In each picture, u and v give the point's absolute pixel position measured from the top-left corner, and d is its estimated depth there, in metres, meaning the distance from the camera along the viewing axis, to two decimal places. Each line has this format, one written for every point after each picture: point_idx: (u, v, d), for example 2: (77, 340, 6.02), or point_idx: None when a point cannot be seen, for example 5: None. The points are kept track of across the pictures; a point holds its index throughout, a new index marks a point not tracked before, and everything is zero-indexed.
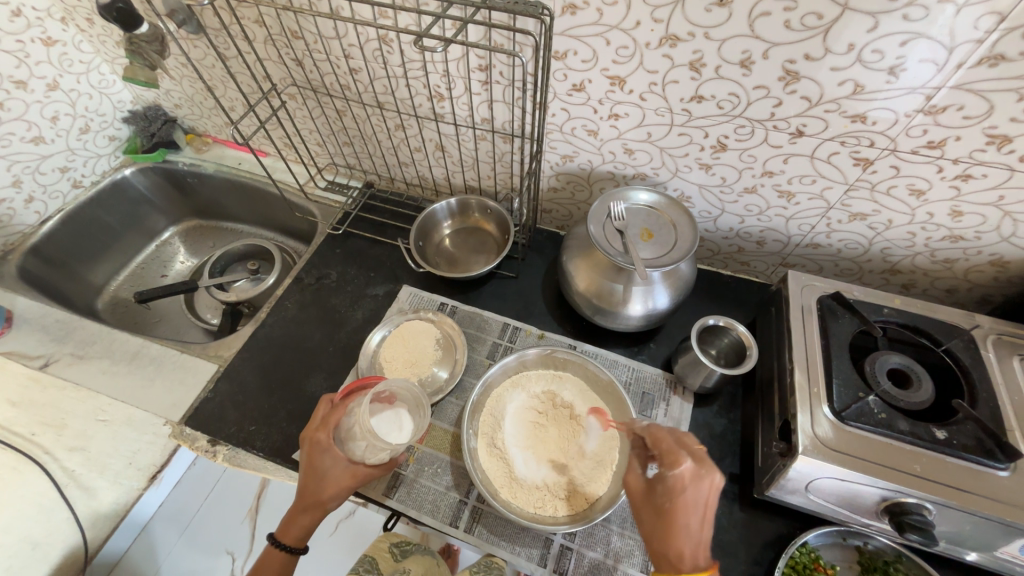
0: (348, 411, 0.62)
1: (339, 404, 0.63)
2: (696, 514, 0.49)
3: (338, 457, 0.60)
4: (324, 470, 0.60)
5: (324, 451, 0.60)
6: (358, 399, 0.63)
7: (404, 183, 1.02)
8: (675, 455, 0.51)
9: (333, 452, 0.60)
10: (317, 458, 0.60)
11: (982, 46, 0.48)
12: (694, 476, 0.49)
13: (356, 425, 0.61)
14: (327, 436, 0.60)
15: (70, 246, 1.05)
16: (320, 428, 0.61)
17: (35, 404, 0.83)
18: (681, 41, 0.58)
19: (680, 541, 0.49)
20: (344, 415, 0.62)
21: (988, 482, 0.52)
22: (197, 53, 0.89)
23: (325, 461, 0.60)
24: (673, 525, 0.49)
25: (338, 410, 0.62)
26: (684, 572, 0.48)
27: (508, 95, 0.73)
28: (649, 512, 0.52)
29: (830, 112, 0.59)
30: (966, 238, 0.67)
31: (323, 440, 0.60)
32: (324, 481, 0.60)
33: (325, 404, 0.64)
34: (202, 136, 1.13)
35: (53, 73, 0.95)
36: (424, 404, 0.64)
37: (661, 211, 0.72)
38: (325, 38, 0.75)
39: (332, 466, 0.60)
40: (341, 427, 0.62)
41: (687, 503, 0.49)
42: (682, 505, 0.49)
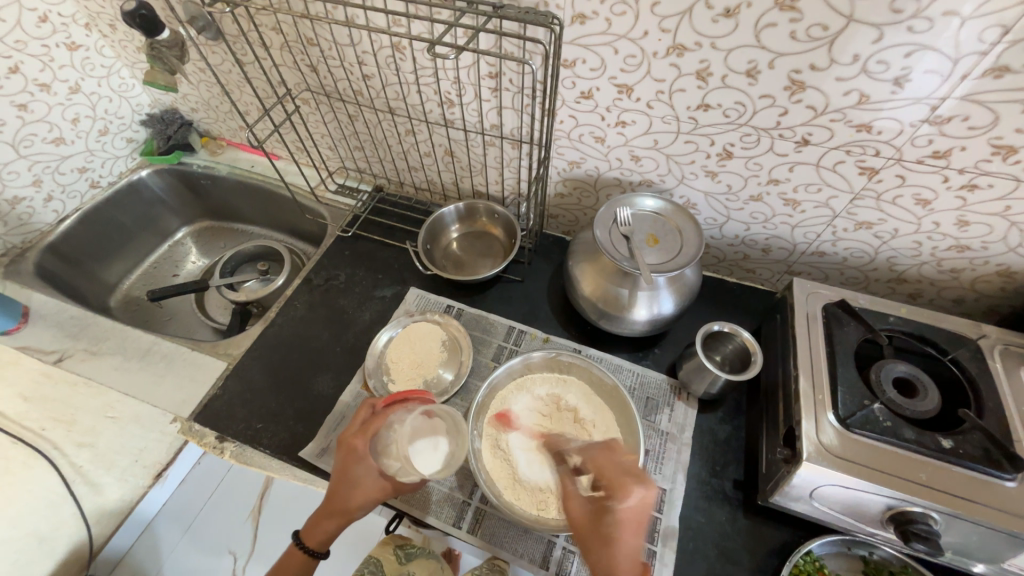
0: (387, 422, 0.63)
1: (380, 413, 0.64)
2: (635, 532, 0.50)
3: (370, 468, 0.61)
4: (356, 478, 0.61)
5: (359, 459, 0.61)
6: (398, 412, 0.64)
7: (413, 187, 1.04)
8: (624, 481, 0.52)
9: (368, 461, 0.61)
10: (351, 465, 0.61)
11: (986, 57, 0.49)
12: (639, 498, 0.50)
13: (393, 441, 0.60)
14: (365, 445, 0.62)
15: (86, 244, 1.07)
16: (359, 435, 0.63)
17: (47, 399, 0.84)
18: (688, 51, 0.59)
19: (623, 562, 0.49)
20: (383, 425, 0.63)
21: (996, 492, 0.52)
22: (216, 58, 0.92)
23: (359, 470, 0.61)
24: (618, 544, 0.50)
25: (379, 419, 0.63)
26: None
27: (517, 102, 0.74)
28: (594, 539, 0.52)
29: (835, 122, 0.60)
30: (972, 248, 0.67)
31: (360, 448, 0.61)
32: (354, 489, 0.61)
33: (365, 410, 0.66)
34: (217, 139, 1.16)
35: (76, 76, 0.98)
36: (463, 430, 0.62)
37: (666, 218, 0.73)
38: (339, 45, 0.77)
39: (363, 476, 0.61)
40: (378, 437, 0.62)
41: (629, 522, 0.50)
42: (626, 526, 0.50)
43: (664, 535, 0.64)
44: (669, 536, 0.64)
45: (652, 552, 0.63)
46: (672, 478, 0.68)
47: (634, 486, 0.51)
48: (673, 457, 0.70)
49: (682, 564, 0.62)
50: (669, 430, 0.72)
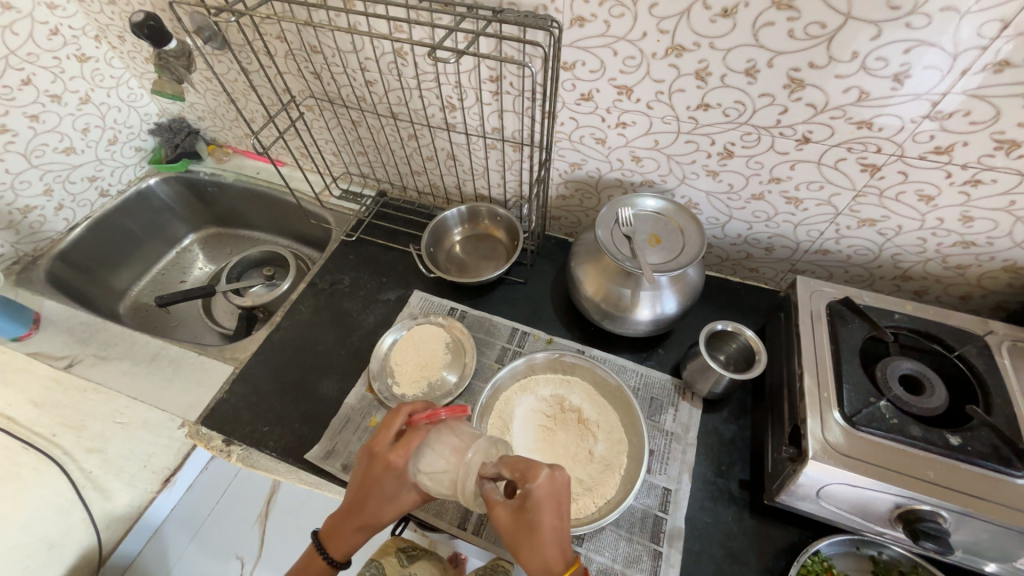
0: (431, 443, 0.58)
1: (421, 431, 0.57)
2: (557, 514, 0.49)
3: (407, 484, 0.57)
4: (391, 494, 0.57)
5: (398, 477, 0.56)
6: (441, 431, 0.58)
7: (416, 191, 1.04)
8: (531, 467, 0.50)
9: (406, 478, 0.57)
10: (388, 482, 0.56)
11: (986, 52, 0.49)
12: (551, 476, 0.50)
13: (441, 467, 0.56)
14: (405, 465, 0.55)
15: (95, 252, 1.09)
16: (396, 452, 0.56)
17: (57, 404, 0.85)
18: (686, 51, 0.59)
19: (551, 549, 0.47)
20: (423, 443, 0.58)
21: (1006, 490, 0.51)
22: (222, 67, 0.94)
23: (395, 487, 0.57)
24: (543, 529, 0.48)
25: (420, 438, 0.57)
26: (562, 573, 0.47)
27: (517, 105, 0.75)
28: (519, 534, 0.49)
29: (835, 119, 0.60)
30: (978, 243, 0.66)
31: (400, 467, 0.56)
32: (391, 504, 0.57)
33: (399, 421, 0.58)
34: (223, 147, 1.18)
35: (86, 87, 1.00)
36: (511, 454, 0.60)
37: (668, 217, 0.73)
38: (342, 52, 0.78)
39: (399, 491, 0.57)
40: (419, 455, 0.57)
41: (547, 504, 0.49)
42: (547, 510, 0.49)
43: (671, 536, 0.64)
44: (675, 536, 0.63)
45: (658, 553, 0.63)
46: (678, 478, 0.68)
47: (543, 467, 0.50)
48: (678, 457, 0.70)
49: (689, 565, 0.62)
50: (674, 431, 0.72)
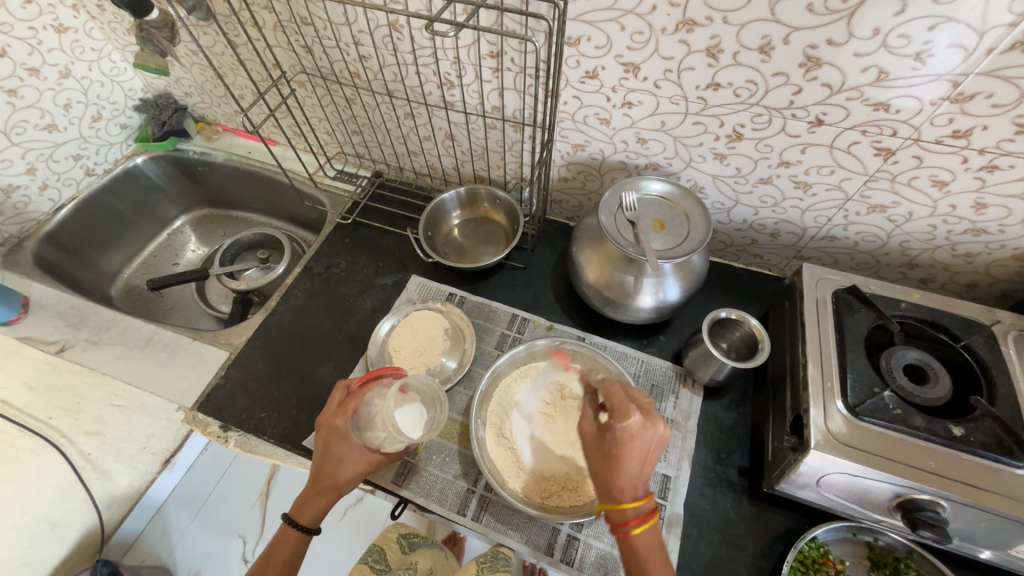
0: (365, 399, 0.63)
1: (356, 392, 0.63)
2: (640, 458, 0.49)
3: (355, 444, 0.61)
4: (341, 456, 0.61)
5: (342, 437, 0.61)
6: (375, 389, 0.64)
7: (413, 172, 1.01)
8: (625, 407, 0.50)
9: (351, 438, 0.61)
10: (334, 443, 0.61)
11: (1014, 29, 0.46)
12: (641, 426, 0.49)
13: (376, 416, 0.61)
14: (346, 423, 0.61)
15: (84, 233, 1.06)
16: (338, 415, 0.62)
17: (51, 388, 0.84)
18: (698, 26, 0.56)
19: (623, 480, 0.49)
20: (361, 403, 0.63)
21: (1007, 480, 0.51)
22: (208, 40, 0.89)
23: (342, 447, 0.61)
24: (619, 465, 0.49)
25: (356, 397, 0.63)
26: (626, 504, 0.48)
27: (519, 82, 0.72)
28: (595, 456, 0.52)
29: (851, 100, 0.57)
30: (989, 231, 0.65)
31: (342, 427, 0.61)
32: (341, 466, 0.61)
33: (340, 391, 0.65)
34: (213, 124, 1.14)
35: (65, 60, 0.95)
36: (442, 397, 0.65)
37: (673, 202, 0.71)
38: (334, 24, 0.74)
39: (348, 450, 0.61)
40: (359, 415, 0.63)
41: (632, 447, 0.49)
42: (629, 451, 0.49)
43: (670, 522, 0.64)
44: (673, 522, 0.64)
45: None
46: (677, 465, 0.68)
47: (636, 412, 0.50)
48: (678, 445, 0.70)
49: (687, 550, 0.63)
50: (674, 418, 0.72)
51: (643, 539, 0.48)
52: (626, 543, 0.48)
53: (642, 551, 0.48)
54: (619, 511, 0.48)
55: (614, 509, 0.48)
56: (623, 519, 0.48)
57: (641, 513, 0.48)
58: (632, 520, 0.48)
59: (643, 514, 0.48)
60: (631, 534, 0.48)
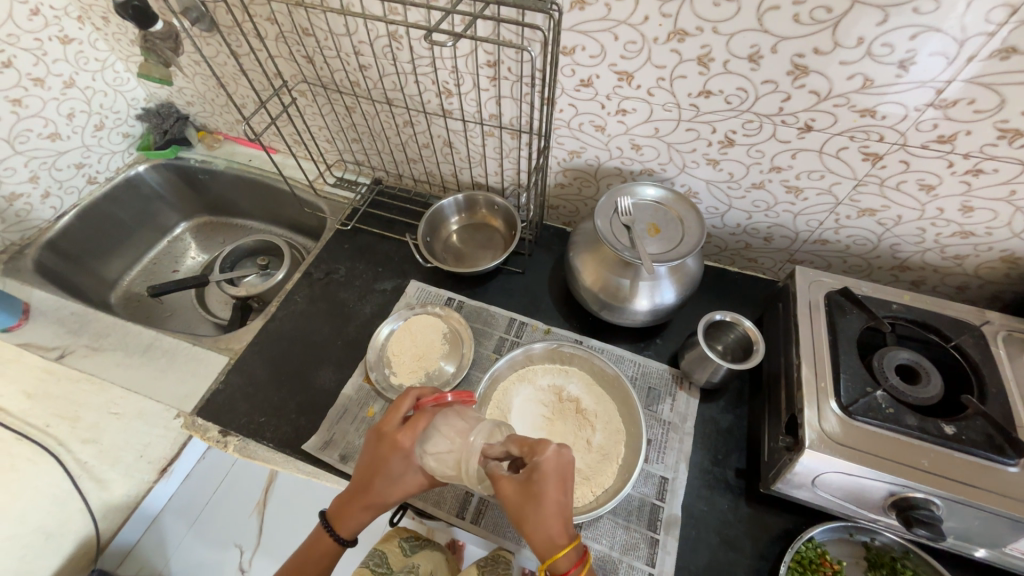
0: (434, 422, 0.58)
1: (428, 411, 0.58)
2: (565, 487, 0.50)
3: (412, 465, 0.58)
4: (396, 474, 0.57)
5: (402, 457, 0.57)
6: (446, 413, 0.58)
7: (412, 179, 1.03)
8: (541, 442, 0.51)
9: (411, 459, 0.57)
10: (392, 460, 0.57)
11: (993, 39, 0.48)
12: (558, 453, 0.51)
13: (444, 449, 0.56)
14: (410, 443, 0.57)
15: (85, 241, 1.07)
16: (402, 431, 0.57)
17: (51, 395, 0.84)
18: (689, 36, 0.58)
19: (556, 520, 0.48)
20: (429, 424, 0.58)
21: (998, 478, 0.52)
22: (210, 51, 0.91)
23: (400, 467, 0.57)
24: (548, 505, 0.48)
25: (426, 417, 0.58)
26: (562, 551, 0.46)
27: (516, 91, 0.74)
28: (526, 507, 0.49)
29: (838, 107, 0.59)
30: (977, 234, 0.66)
31: (404, 447, 0.57)
32: (394, 485, 0.57)
33: (408, 402, 0.60)
34: (214, 133, 1.15)
35: (70, 70, 0.97)
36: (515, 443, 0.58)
37: (668, 207, 0.72)
38: (335, 35, 0.76)
39: (404, 471, 0.58)
40: (424, 438, 0.58)
41: (554, 478, 0.50)
42: (552, 483, 0.49)
43: (667, 524, 0.64)
44: (671, 524, 0.64)
45: (655, 540, 0.63)
46: (675, 467, 0.69)
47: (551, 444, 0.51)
48: (675, 447, 0.70)
49: (686, 552, 0.63)
50: (671, 420, 0.72)
51: None
52: None
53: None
54: (560, 557, 0.46)
55: (555, 558, 0.46)
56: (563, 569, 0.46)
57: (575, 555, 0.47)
58: (570, 569, 0.46)
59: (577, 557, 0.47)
60: None
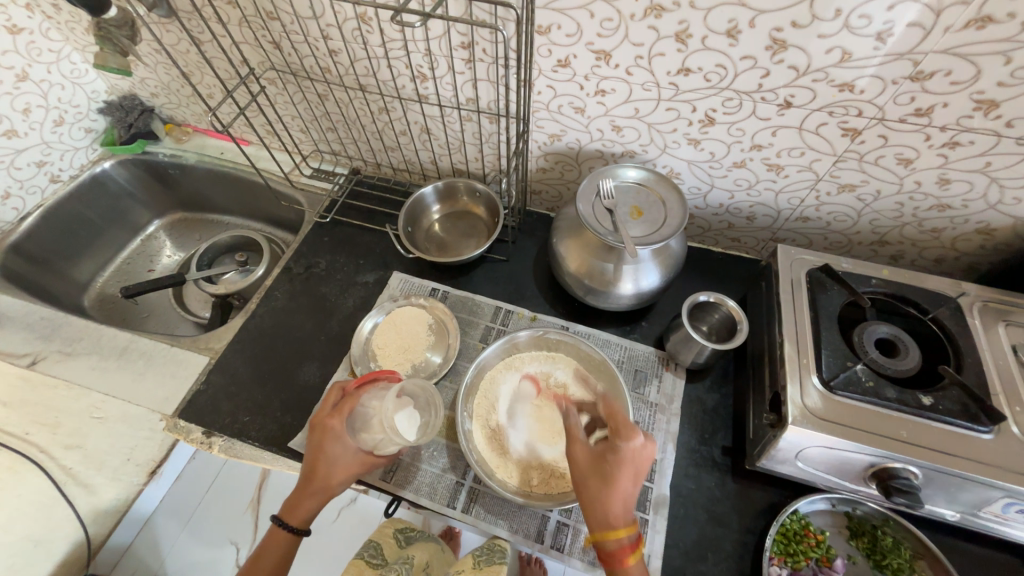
0: (362, 400, 0.63)
1: (353, 394, 0.63)
2: (635, 479, 0.53)
3: (349, 443, 0.61)
4: (335, 456, 0.60)
5: (337, 437, 0.60)
6: (372, 390, 0.64)
7: (391, 167, 1.00)
8: (627, 427, 0.54)
9: (345, 439, 0.61)
10: (328, 443, 0.60)
11: (970, 7, 0.47)
12: (640, 448, 0.53)
13: (375, 417, 0.61)
14: (342, 424, 0.61)
15: (52, 242, 1.03)
16: (332, 415, 0.61)
17: (27, 402, 0.82)
18: (666, 11, 0.56)
19: (618, 503, 0.52)
20: (357, 404, 0.63)
21: (973, 445, 0.53)
22: (171, 38, 0.87)
23: (337, 448, 0.60)
24: (620, 492, 0.52)
25: (353, 399, 0.62)
26: (620, 531, 0.51)
27: (492, 73, 0.72)
28: (593, 481, 0.53)
29: (817, 81, 0.58)
30: (954, 206, 0.67)
31: (337, 426, 0.60)
32: (335, 467, 0.60)
33: (335, 393, 0.64)
34: (182, 126, 1.11)
35: (22, 63, 0.92)
36: (437, 402, 0.65)
37: (649, 188, 0.71)
38: (301, 18, 0.73)
39: (342, 452, 0.60)
40: (355, 416, 0.62)
41: (629, 469, 0.53)
42: (631, 473, 0.53)
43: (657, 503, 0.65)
44: (661, 504, 0.65)
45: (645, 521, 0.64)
46: (662, 447, 0.69)
47: (638, 434, 0.54)
48: (662, 428, 0.71)
49: (675, 530, 0.64)
50: (658, 402, 0.73)
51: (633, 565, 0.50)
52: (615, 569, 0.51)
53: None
54: (613, 538, 0.51)
55: (608, 536, 0.51)
56: (615, 548, 0.51)
57: (627, 540, 0.51)
58: (619, 549, 0.50)
59: (632, 539, 0.51)
60: (620, 561, 0.51)
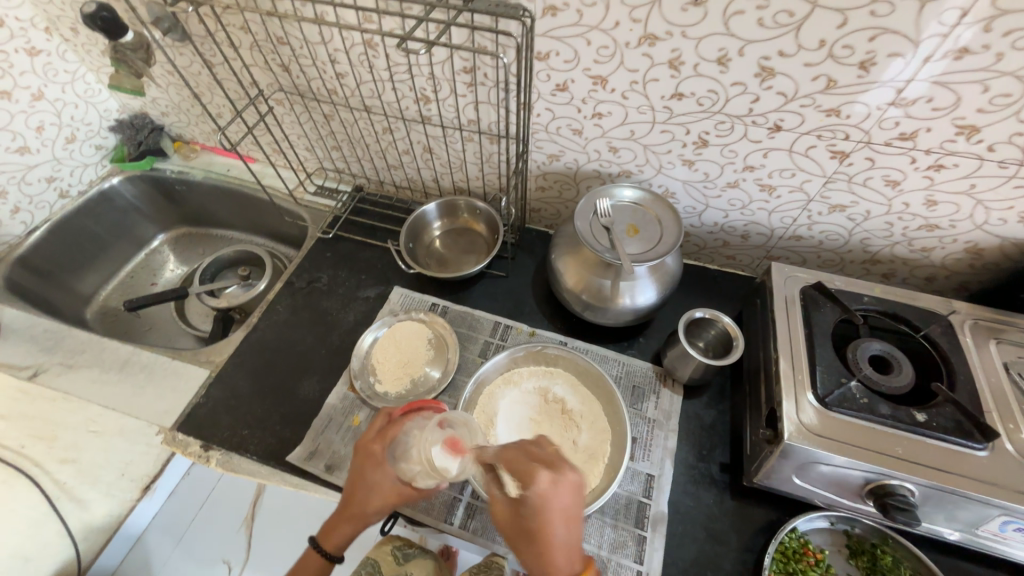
0: (403, 429, 0.60)
1: (397, 420, 0.61)
2: (562, 521, 0.49)
3: (388, 472, 0.59)
4: (373, 482, 0.59)
5: (376, 463, 0.59)
6: (415, 419, 0.60)
7: (393, 185, 1.03)
8: (531, 473, 0.50)
9: (385, 466, 0.59)
10: (368, 468, 0.59)
11: (948, 39, 0.50)
12: (551, 487, 0.49)
13: (410, 448, 0.58)
14: (381, 452, 0.60)
15: (58, 256, 1.04)
16: (376, 440, 0.61)
17: (24, 415, 0.82)
18: (659, 40, 0.59)
19: (556, 553, 0.48)
20: (400, 432, 0.61)
21: (967, 462, 0.54)
22: (183, 60, 0.90)
23: (376, 476, 0.59)
24: (550, 543, 0.48)
25: (395, 426, 0.61)
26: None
27: (493, 96, 0.74)
28: (522, 536, 0.50)
29: (805, 107, 0.60)
30: (941, 227, 0.69)
31: (377, 453, 0.60)
32: (371, 494, 0.59)
33: (382, 417, 0.63)
34: (190, 144, 1.14)
35: (38, 83, 0.95)
36: (480, 436, 0.57)
37: (646, 207, 0.73)
38: (310, 43, 0.76)
39: (381, 480, 0.59)
40: (395, 444, 0.60)
41: (549, 514, 0.49)
42: (548, 521, 0.48)
43: (655, 520, 0.65)
44: (659, 521, 0.65)
45: (643, 538, 0.64)
46: (660, 464, 0.69)
47: (542, 476, 0.49)
48: (659, 444, 0.71)
49: (673, 548, 0.64)
50: (656, 418, 0.73)
51: None
52: None
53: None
54: None
55: None
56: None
57: None
58: None
59: None
60: None
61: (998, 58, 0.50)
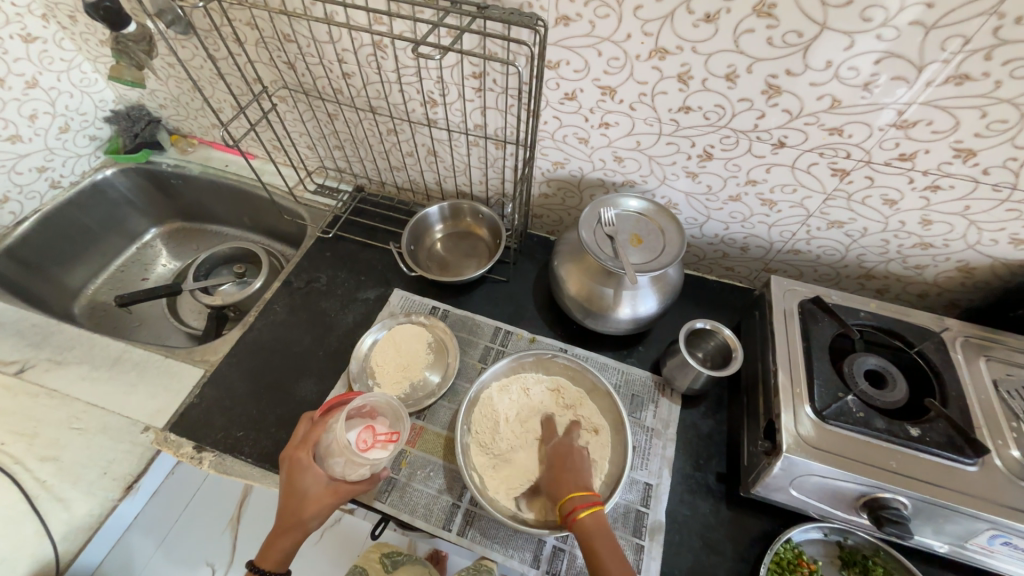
0: (326, 427, 0.63)
1: (318, 421, 0.64)
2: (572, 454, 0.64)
3: (317, 474, 0.61)
4: (304, 488, 0.60)
5: (303, 469, 0.61)
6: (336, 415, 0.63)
7: (395, 186, 1.02)
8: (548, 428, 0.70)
9: (313, 469, 0.61)
10: (296, 476, 0.60)
11: (948, 65, 0.51)
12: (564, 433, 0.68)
13: (333, 442, 0.60)
14: (308, 454, 0.62)
15: (47, 248, 1.02)
16: (301, 447, 0.62)
17: (5, 411, 0.79)
18: (669, 54, 0.60)
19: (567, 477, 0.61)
20: (322, 432, 0.63)
21: (959, 477, 0.55)
22: (186, 53, 0.89)
23: (305, 480, 0.60)
24: (561, 466, 0.63)
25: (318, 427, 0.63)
26: (571, 495, 0.59)
27: (501, 102, 0.74)
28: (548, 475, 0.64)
29: (809, 125, 0.62)
30: (935, 245, 0.70)
31: (304, 458, 0.61)
32: (305, 500, 0.60)
33: (305, 423, 0.66)
34: (188, 138, 1.12)
35: (33, 70, 0.93)
36: (404, 414, 0.62)
37: (649, 218, 0.74)
38: (319, 42, 0.75)
39: (312, 484, 0.60)
40: (321, 444, 0.62)
41: (563, 449, 0.66)
42: (563, 451, 0.65)
43: (652, 530, 0.65)
44: (656, 530, 0.65)
45: (640, 547, 0.64)
46: (659, 473, 0.70)
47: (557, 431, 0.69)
48: (658, 453, 0.71)
49: (669, 557, 0.64)
50: (654, 427, 0.74)
51: (591, 520, 0.56)
52: (580, 531, 0.56)
53: (590, 533, 0.55)
54: (565, 502, 0.58)
55: (562, 502, 0.58)
56: (570, 509, 0.57)
57: (584, 500, 0.58)
58: (578, 505, 0.57)
59: (586, 501, 0.58)
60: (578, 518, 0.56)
61: (996, 86, 0.51)
